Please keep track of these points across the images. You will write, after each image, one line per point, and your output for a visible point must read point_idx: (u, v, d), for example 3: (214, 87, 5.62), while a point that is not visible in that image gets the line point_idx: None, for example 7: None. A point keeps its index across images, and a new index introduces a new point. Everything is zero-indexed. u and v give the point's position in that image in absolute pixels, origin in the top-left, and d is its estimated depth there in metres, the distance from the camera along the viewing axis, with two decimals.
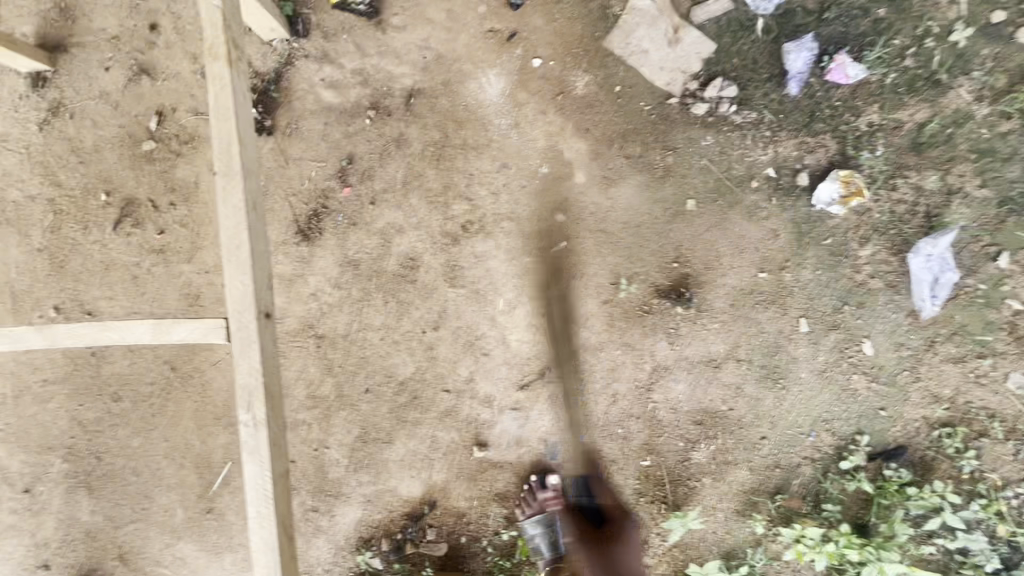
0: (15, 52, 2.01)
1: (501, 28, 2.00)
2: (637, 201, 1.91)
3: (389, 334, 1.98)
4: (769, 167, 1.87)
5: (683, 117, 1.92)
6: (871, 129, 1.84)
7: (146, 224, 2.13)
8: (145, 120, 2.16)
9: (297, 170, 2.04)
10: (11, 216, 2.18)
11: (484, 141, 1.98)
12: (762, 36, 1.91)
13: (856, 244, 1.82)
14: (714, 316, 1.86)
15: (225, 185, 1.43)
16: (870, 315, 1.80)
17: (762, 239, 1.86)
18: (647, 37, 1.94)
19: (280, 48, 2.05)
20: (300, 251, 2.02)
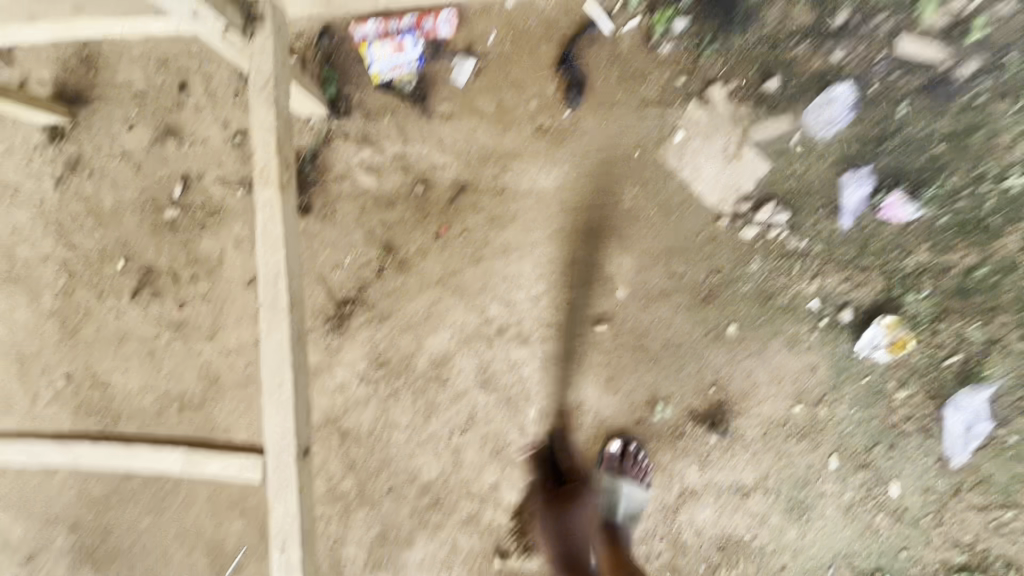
0: (32, 109, 1.90)
1: (552, 126, 1.93)
2: (678, 320, 1.89)
3: (415, 435, 1.94)
4: (814, 299, 1.85)
5: (731, 238, 1.89)
6: (918, 269, 1.83)
7: (166, 296, 2.04)
8: (170, 185, 2.06)
9: (330, 257, 1.97)
10: (21, 274, 2.08)
11: (527, 243, 1.93)
12: (818, 161, 1.88)
13: (894, 385, 1.82)
14: (746, 445, 1.86)
15: (270, 319, 1.36)
16: (900, 457, 1.82)
17: (800, 372, 1.85)
18: (701, 153, 1.90)
19: (319, 125, 1.97)
20: (328, 341, 1.96)
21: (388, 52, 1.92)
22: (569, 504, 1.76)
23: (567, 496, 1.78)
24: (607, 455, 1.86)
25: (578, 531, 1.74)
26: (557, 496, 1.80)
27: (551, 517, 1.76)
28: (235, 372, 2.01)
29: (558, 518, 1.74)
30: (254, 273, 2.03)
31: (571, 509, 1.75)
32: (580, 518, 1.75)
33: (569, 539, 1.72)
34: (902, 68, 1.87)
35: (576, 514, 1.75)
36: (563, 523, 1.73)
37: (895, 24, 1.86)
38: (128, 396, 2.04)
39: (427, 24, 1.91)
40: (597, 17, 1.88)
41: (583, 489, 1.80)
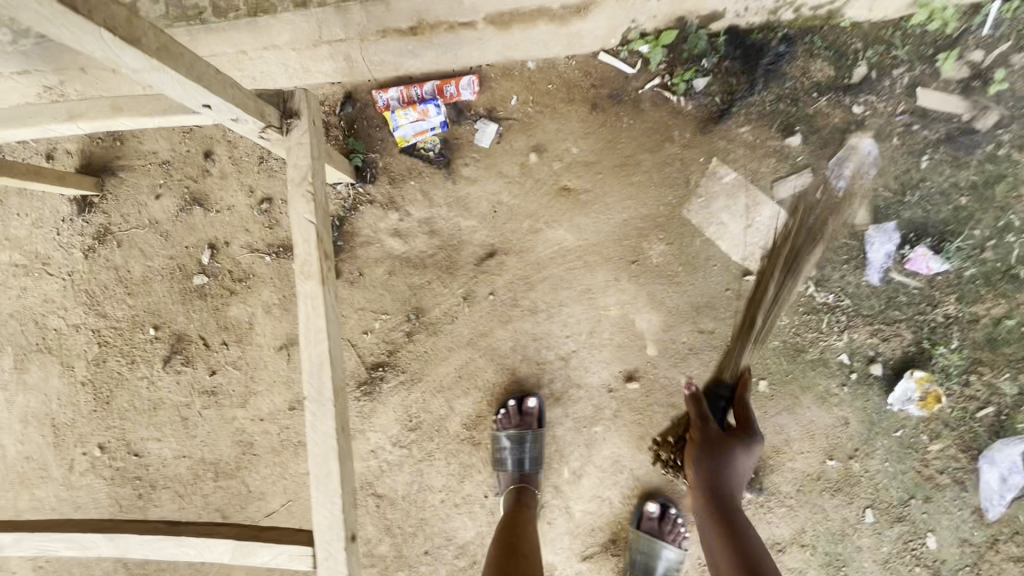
0: (58, 185, 1.91)
1: (576, 186, 1.95)
2: (709, 377, 1.90)
3: (450, 497, 1.96)
4: (843, 353, 1.87)
5: (758, 294, 1.90)
6: (947, 321, 1.84)
7: (197, 363, 2.06)
8: (197, 253, 2.07)
9: (360, 322, 1.99)
10: (53, 344, 2.10)
11: (555, 303, 1.95)
12: (843, 214, 1.89)
13: (926, 438, 1.83)
14: (781, 500, 1.87)
15: (316, 410, 1.37)
16: (936, 510, 1.83)
17: (832, 426, 1.86)
18: (725, 209, 1.92)
19: (344, 191, 1.98)
20: (361, 406, 1.98)
21: (412, 118, 1.93)
22: (730, 446, 1.59)
23: (730, 438, 1.61)
24: (646, 515, 1.88)
25: (731, 478, 1.57)
26: (712, 439, 1.62)
27: (700, 459, 1.61)
28: (269, 438, 2.03)
29: (708, 457, 1.59)
30: (283, 338, 2.04)
31: (734, 448, 1.59)
32: (739, 459, 1.58)
33: (723, 477, 1.56)
34: (923, 119, 1.88)
35: (740, 453, 1.58)
36: (717, 465, 1.57)
37: (915, 76, 1.87)
38: (162, 464, 2.05)
39: (451, 90, 1.93)
40: (613, 61, 1.89)
41: (747, 441, 1.60)
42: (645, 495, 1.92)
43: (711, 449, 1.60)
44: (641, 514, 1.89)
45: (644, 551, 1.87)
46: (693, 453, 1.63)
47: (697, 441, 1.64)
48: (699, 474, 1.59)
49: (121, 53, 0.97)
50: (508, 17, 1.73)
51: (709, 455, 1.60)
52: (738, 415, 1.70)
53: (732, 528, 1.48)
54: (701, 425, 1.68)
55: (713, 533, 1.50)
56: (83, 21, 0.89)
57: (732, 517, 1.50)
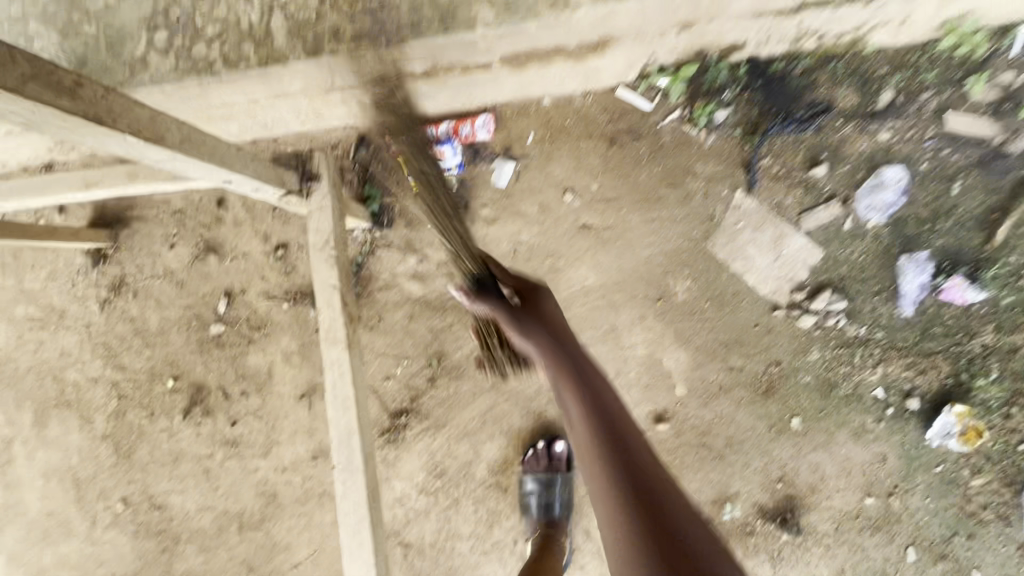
0: (49, 239, 1.85)
1: (597, 224, 1.91)
2: (739, 416, 1.86)
3: (478, 544, 1.92)
4: (878, 387, 1.82)
5: (788, 329, 1.86)
6: (985, 351, 1.79)
7: (217, 414, 2.03)
8: (213, 301, 2.05)
9: (381, 368, 1.96)
10: (71, 398, 2.08)
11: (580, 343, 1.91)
12: (873, 244, 1.84)
13: (968, 473, 1.78)
14: (819, 539, 1.82)
15: (346, 479, 1.34)
16: (980, 546, 1.78)
17: (869, 462, 1.82)
18: (751, 242, 1.87)
19: (362, 236, 1.96)
20: (385, 454, 1.95)
21: (428, 159, 1.91)
22: (541, 310, 1.36)
23: (529, 303, 1.37)
24: None
25: (562, 333, 1.32)
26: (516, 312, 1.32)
27: (530, 330, 1.29)
28: (294, 487, 2.01)
29: (529, 329, 1.30)
30: (305, 386, 2.02)
31: (541, 307, 1.37)
32: (553, 318, 1.35)
33: (556, 340, 1.28)
34: (953, 144, 1.83)
35: (553, 311, 1.36)
36: (543, 329, 1.30)
37: (943, 100, 1.82)
38: (185, 516, 2.03)
39: (468, 129, 1.92)
40: (627, 93, 1.87)
41: (535, 295, 1.39)
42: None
43: (524, 318, 1.32)
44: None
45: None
46: (511, 329, 1.32)
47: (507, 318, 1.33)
48: (534, 340, 1.27)
49: (145, 148, 1.02)
50: (523, 57, 1.72)
51: (531, 327, 1.31)
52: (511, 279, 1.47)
53: (591, 401, 1.20)
54: (494, 304, 1.38)
55: (576, 422, 1.21)
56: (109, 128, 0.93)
57: (580, 375, 1.24)
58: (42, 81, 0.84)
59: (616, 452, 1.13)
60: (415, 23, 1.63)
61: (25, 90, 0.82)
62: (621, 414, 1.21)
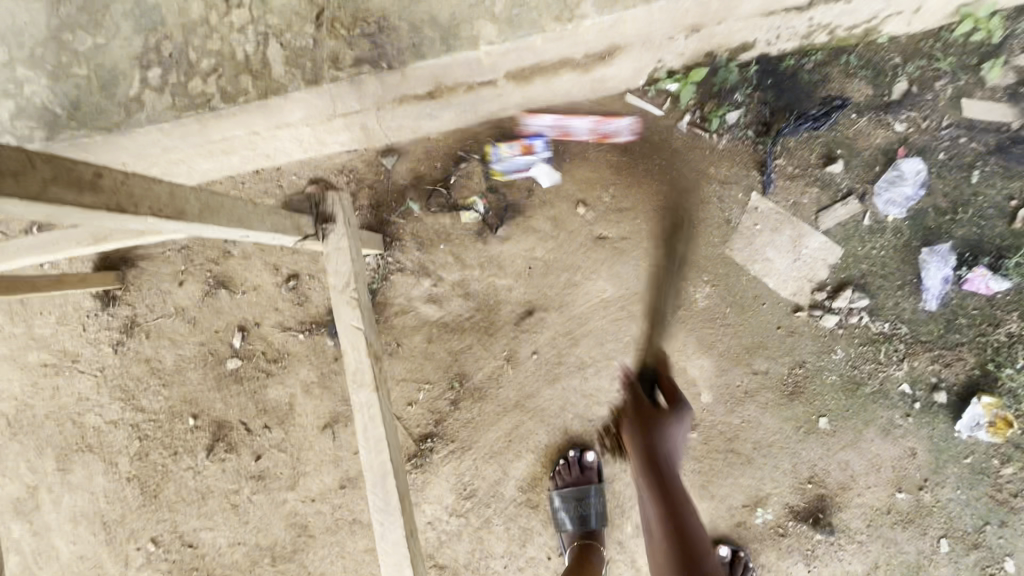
0: (64, 287, 1.83)
1: (612, 235, 1.88)
2: (767, 419, 1.85)
3: (512, 561, 1.93)
4: (904, 382, 1.81)
5: (811, 329, 1.84)
6: (1011, 339, 1.78)
7: (241, 449, 2.03)
8: (228, 336, 2.02)
9: (403, 394, 1.94)
10: (92, 442, 2.06)
11: (602, 357, 1.90)
12: (893, 239, 1.82)
13: (998, 462, 1.78)
14: (852, 537, 1.83)
15: (383, 520, 1.33)
16: (1012, 533, 1.79)
17: (899, 457, 1.82)
18: (770, 244, 1.85)
19: (374, 262, 1.93)
20: (413, 478, 1.94)
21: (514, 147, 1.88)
22: (663, 422, 1.51)
23: (660, 416, 1.53)
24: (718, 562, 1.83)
25: (670, 449, 1.50)
26: (650, 423, 1.52)
27: (639, 433, 1.53)
28: (324, 516, 2.01)
29: (648, 433, 1.51)
30: (327, 415, 2.01)
31: (668, 421, 1.52)
32: (671, 433, 1.50)
33: (655, 448, 1.49)
34: (969, 132, 1.81)
35: (673, 427, 1.51)
36: (647, 441, 1.50)
37: (958, 87, 1.80)
38: (218, 552, 2.04)
39: (582, 129, 1.87)
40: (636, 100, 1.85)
41: (669, 415, 1.53)
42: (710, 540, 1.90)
43: (647, 423, 1.52)
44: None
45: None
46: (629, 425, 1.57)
47: (631, 419, 1.58)
48: (636, 449, 1.51)
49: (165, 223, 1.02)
50: (528, 71, 1.69)
51: (647, 433, 1.51)
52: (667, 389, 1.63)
53: (665, 500, 1.44)
54: (631, 398, 1.62)
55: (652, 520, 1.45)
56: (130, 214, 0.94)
57: (663, 479, 1.46)
58: (65, 182, 0.83)
59: (670, 541, 1.38)
60: (417, 45, 1.61)
61: (51, 197, 0.82)
62: (688, 514, 1.41)
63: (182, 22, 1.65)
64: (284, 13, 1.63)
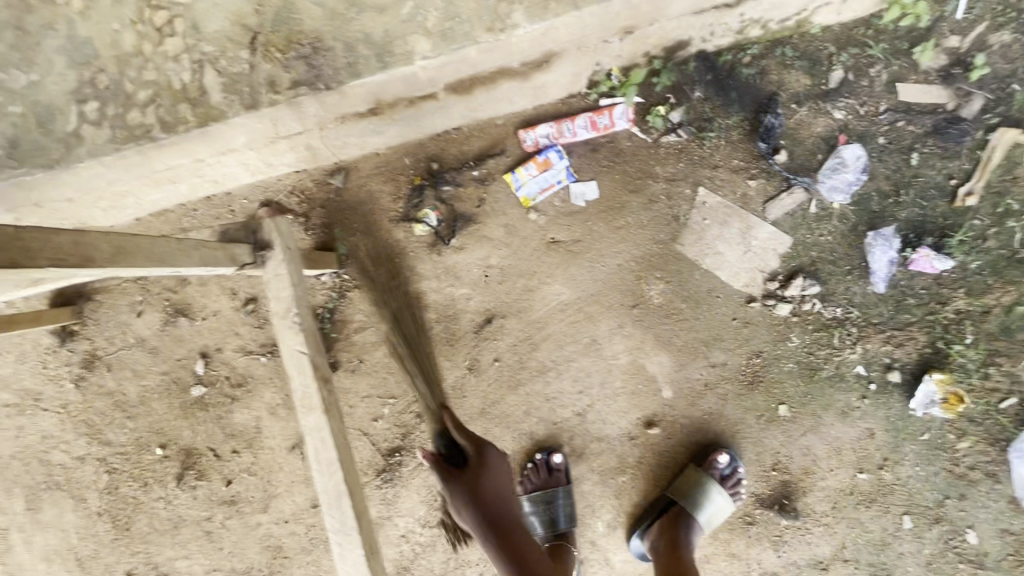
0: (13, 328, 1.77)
1: (564, 238, 1.90)
2: (728, 410, 1.88)
3: (487, 567, 1.95)
4: (858, 364, 1.85)
5: (765, 319, 1.87)
6: (958, 316, 1.82)
7: (211, 475, 2.03)
8: (190, 363, 2.02)
9: (368, 410, 1.95)
10: (61, 479, 2.05)
11: (563, 360, 1.91)
12: (839, 224, 1.85)
13: (954, 436, 1.82)
14: (817, 519, 1.86)
15: (342, 541, 1.34)
16: (972, 505, 1.83)
17: (858, 438, 1.85)
18: (720, 237, 1.87)
19: (330, 280, 1.93)
20: (383, 493, 1.95)
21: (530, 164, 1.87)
22: (475, 477, 1.51)
23: (475, 466, 1.53)
24: (714, 462, 1.83)
25: (497, 499, 1.52)
26: (466, 485, 1.50)
27: (466, 506, 1.48)
28: (300, 535, 2.03)
29: (477, 503, 1.48)
30: (295, 436, 2.02)
31: (483, 471, 1.53)
32: (490, 486, 1.52)
33: (489, 505, 1.49)
34: (907, 115, 1.84)
35: (491, 478, 1.53)
36: (472, 501, 1.48)
37: (893, 72, 1.83)
38: None
39: (581, 129, 1.86)
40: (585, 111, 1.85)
41: (481, 456, 1.55)
42: (711, 446, 1.87)
43: (468, 490, 1.49)
44: (707, 460, 1.84)
45: (694, 491, 1.82)
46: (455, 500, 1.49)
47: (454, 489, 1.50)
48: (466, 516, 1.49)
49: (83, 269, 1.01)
50: (466, 82, 1.70)
51: (471, 496, 1.49)
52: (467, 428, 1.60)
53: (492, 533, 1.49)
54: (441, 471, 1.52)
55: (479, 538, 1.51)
56: (33, 267, 0.92)
57: (503, 531, 1.50)
58: None
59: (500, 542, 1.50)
60: (353, 63, 1.61)
61: None
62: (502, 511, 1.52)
63: (116, 54, 1.64)
64: (218, 39, 1.63)
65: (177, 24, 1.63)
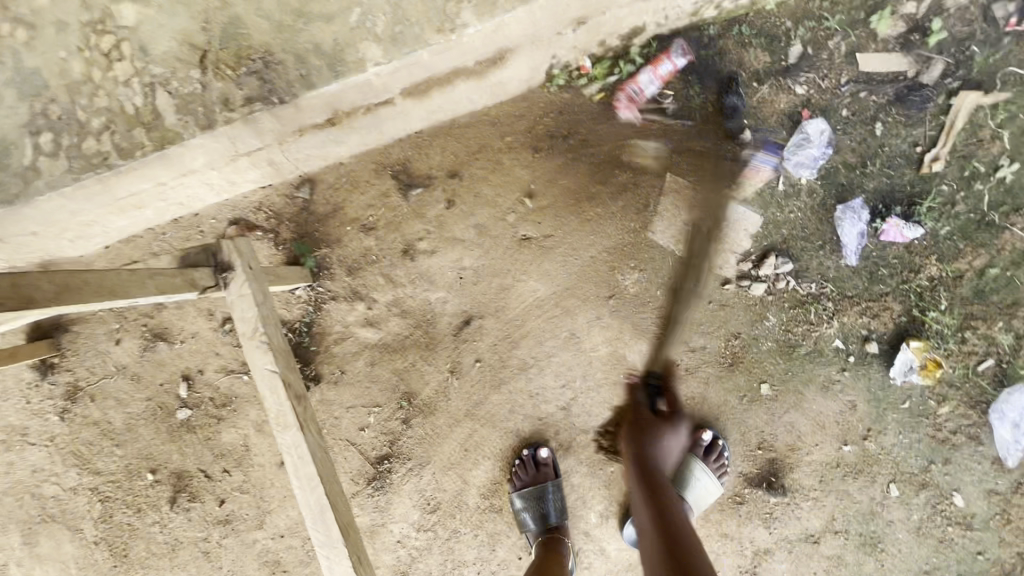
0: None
1: (536, 234, 1.90)
2: (710, 393, 1.89)
3: (484, 565, 1.98)
4: (836, 338, 1.85)
5: (741, 300, 1.87)
6: (932, 283, 1.82)
7: (203, 496, 2.03)
8: (173, 387, 2.01)
9: (353, 420, 1.95)
10: (54, 512, 2.06)
11: (543, 356, 1.91)
12: (809, 200, 1.85)
13: (935, 402, 1.84)
14: (805, 494, 1.88)
15: (329, 553, 1.35)
16: (957, 469, 1.84)
17: (841, 411, 1.86)
18: (690, 221, 1.87)
19: (305, 294, 1.92)
20: (375, 500, 1.96)
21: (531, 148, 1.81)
22: (656, 427, 1.57)
23: (660, 419, 1.60)
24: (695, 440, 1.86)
25: (661, 457, 1.54)
26: (643, 424, 1.59)
27: (632, 437, 1.57)
28: (297, 548, 2.04)
29: (642, 440, 1.55)
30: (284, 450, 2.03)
31: (663, 428, 1.57)
32: (663, 440, 1.55)
33: (651, 452, 1.52)
34: (868, 85, 1.83)
35: (672, 433, 1.57)
36: (641, 438, 1.55)
37: (852, 43, 1.82)
38: None
39: (568, 105, 1.85)
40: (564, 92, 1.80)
41: (668, 419, 1.60)
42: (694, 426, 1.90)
43: (643, 427, 1.58)
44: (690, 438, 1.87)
45: (678, 470, 1.85)
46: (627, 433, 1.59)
47: (630, 428, 1.59)
48: (631, 449, 1.54)
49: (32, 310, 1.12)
50: (423, 86, 1.69)
51: (643, 434, 1.56)
52: (671, 400, 1.67)
53: (648, 485, 1.46)
54: (636, 405, 1.68)
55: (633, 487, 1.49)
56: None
57: (654, 480, 1.46)
58: None
59: (652, 498, 1.43)
60: (306, 75, 1.59)
61: None
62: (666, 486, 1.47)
63: (65, 82, 1.61)
64: (167, 59, 1.60)
65: (124, 47, 1.60)
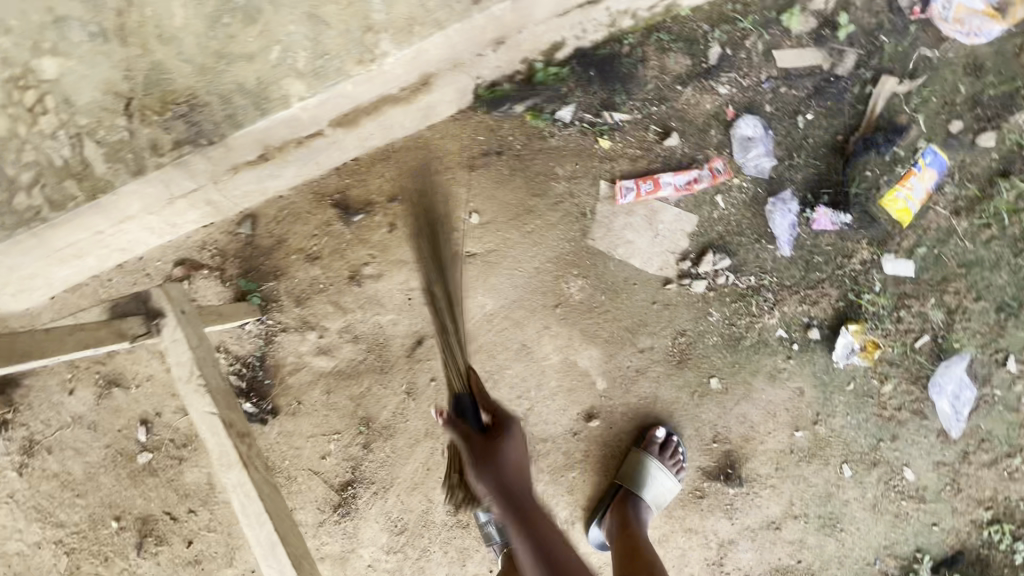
0: None
1: (479, 250, 1.92)
2: (662, 392, 1.93)
3: None
4: (779, 328, 1.90)
5: (684, 298, 1.91)
6: (865, 266, 1.88)
7: (171, 539, 2.03)
8: (131, 432, 2.00)
9: (315, 449, 1.96)
10: (21, 568, 2.04)
11: (496, 368, 1.94)
12: (740, 196, 1.90)
13: (878, 381, 1.89)
14: (763, 482, 1.92)
15: None
16: (905, 444, 1.90)
17: (790, 398, 1.91)
18: (628, 226, 1.92)
19: (255, 328, 1.93)
20: (343, 527, 1.98)
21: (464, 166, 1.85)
22: (493, 452, 1.39)
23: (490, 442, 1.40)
24: (650, 439, 1.89)
25: (511, 475, 1.39)
26: (484, 453, 1.39)
27: (483, 475, 1.38)
28: None
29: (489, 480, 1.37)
30: None
31: (498, 448, 1.40)
32: (512, 455, 1.41)
33: (507, 484, 1.38)
34: (787, 80, 1.89)
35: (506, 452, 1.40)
36: (490, 481, 1.37)
37: (767, 41, 1.88)
38: None
39: (499, 122, 1.90)
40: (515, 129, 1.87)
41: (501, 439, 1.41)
42: (648, 424, 1.93)
43: (481, 459, 1.38)
44: (646, 438, 1.90)
45: (635, 471, 1.87)
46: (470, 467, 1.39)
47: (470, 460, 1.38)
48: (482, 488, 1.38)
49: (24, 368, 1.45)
50: (352, 115, 1.71)
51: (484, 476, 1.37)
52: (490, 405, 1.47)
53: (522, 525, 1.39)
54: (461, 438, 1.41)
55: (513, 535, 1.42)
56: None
57: (529, 527, 1.40)
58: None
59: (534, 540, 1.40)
60: (232, 115, 1.60)
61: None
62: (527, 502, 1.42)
63: None
64: (92, 110, 1.61)
65: (48, 101, 1.60)
